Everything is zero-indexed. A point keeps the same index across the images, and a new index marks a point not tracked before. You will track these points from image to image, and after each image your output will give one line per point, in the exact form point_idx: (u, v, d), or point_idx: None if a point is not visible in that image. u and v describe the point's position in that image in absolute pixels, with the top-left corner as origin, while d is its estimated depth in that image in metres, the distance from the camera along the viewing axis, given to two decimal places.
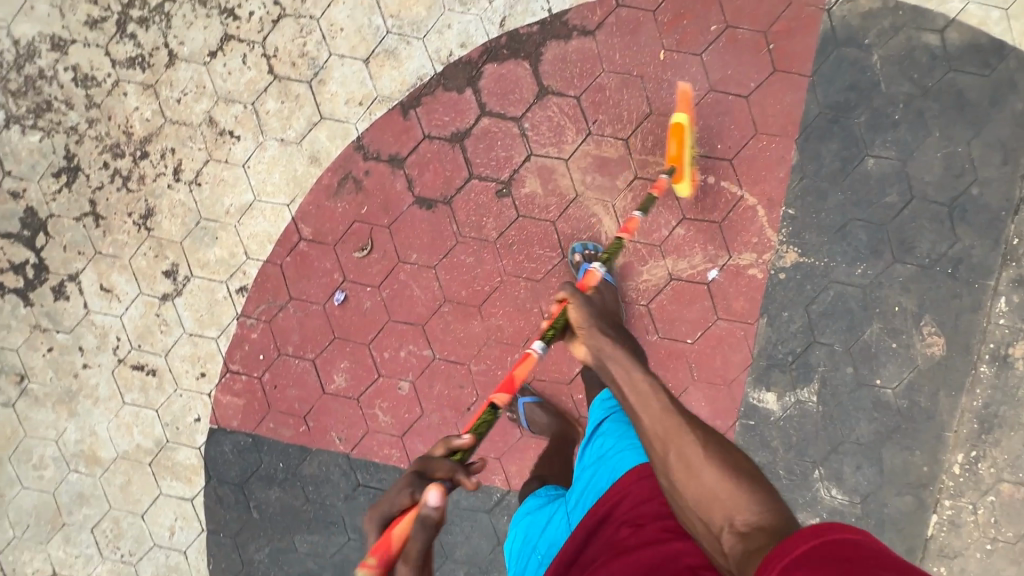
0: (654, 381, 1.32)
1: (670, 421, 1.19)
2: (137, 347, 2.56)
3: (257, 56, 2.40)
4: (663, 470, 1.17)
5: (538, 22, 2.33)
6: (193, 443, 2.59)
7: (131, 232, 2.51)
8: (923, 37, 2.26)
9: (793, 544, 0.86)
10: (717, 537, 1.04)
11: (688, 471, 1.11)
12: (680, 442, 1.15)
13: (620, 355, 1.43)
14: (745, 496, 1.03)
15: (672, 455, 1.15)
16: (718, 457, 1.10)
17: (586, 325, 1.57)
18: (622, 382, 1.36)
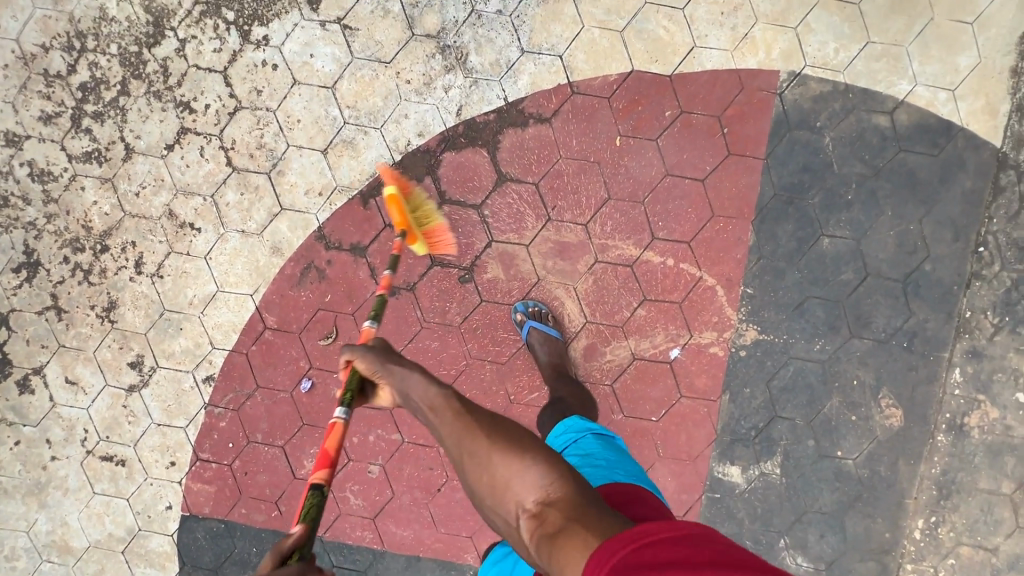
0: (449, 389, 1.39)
1: (462, 429, 1.31)
2: (105, 438, 2.56)
3: (216, 149, 2.40)
4: (463, 474, 1.31)
5: (495, 110, 2.35)
6: (165, 531, 2.60)
7: (95, 325, 2.51)
8: (873, 118, 2.30)
9: (609, 552, 1.02)
10: (518, 525, 1.21)
11: (483, 466, 1.26)
12: (473, 449, 1.28)
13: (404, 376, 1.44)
14: (532, 479, 1.20)
15: (469, 465, 1.28)
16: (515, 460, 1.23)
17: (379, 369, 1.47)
18: (420, 403, 1.39)
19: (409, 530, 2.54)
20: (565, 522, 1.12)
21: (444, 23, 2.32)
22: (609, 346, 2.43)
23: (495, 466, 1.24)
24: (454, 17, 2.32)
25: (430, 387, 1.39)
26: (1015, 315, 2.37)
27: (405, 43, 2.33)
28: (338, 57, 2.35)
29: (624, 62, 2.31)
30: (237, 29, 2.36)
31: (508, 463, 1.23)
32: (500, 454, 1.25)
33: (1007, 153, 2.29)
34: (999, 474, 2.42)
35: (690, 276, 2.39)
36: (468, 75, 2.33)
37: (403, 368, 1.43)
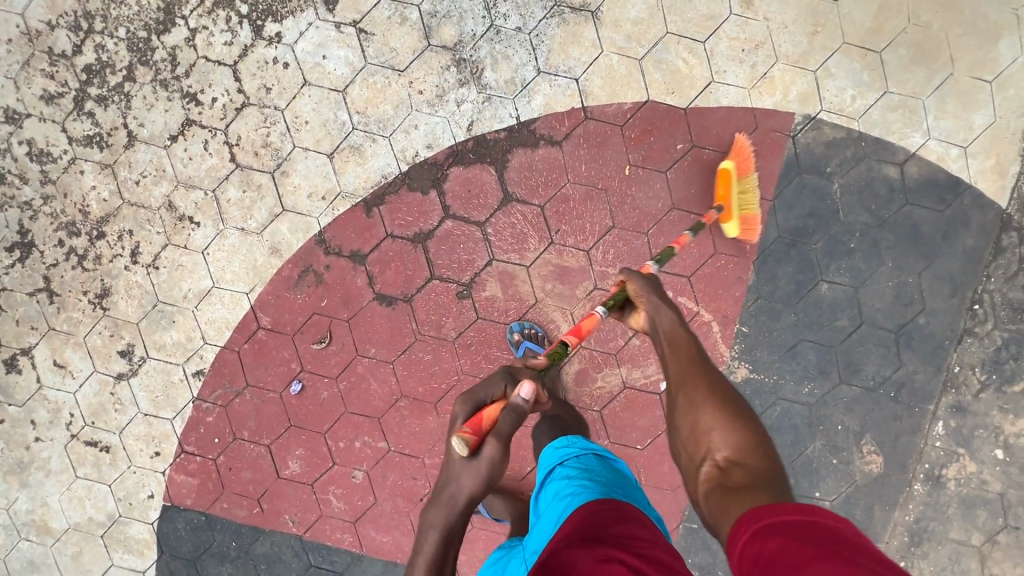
0: (691, 338, 1.49)
1: (691, 366, 1.41)
2: (90, 423, 2.56)
3: (220, 143, 2.38)
4: (672, 409, 1.40)
5: (506, 128, 2.32)
6: (145, 519, 2.61)
7: (86, 310, 2.50)
8: (884, 169, 2.30)
9: (771, 513, 0.97)
10: (698, 466, 1.25)
11: (692, 408, 1.33)
12: (694, 384, 1.36)
13: (667, 315, 1.57)
14: (731, 437, 1.22)
15: (679, 396, 1.38)
16: (722, 416, 1.26)
17: (647, 295, 1.62)
18: (664, 336, 1.54)
19: (388, 536, 2.56)
20: (752, 482, 1.11)
21: (461, 35, 2.29)
22: (600, 372, 2.44)
23: (699, 410, 1.30)
24: (472, 30, 2.28)
25: (679, 324, 1.54)
26: (1003, 373, 2.39)
27: (420, 53, 2.30)
28: (351, 60, 2.32)
29: (640, 91, 2.29)
30: (250, 24, 2.32)
31: (722, 415, 1.26)
32: (713, 404, 1.29)
33: (1012, 214, 2.30)
34: (972, 526, 2.44)
35: (687, 310, 2.40)
36: (481, 91, 2.30)
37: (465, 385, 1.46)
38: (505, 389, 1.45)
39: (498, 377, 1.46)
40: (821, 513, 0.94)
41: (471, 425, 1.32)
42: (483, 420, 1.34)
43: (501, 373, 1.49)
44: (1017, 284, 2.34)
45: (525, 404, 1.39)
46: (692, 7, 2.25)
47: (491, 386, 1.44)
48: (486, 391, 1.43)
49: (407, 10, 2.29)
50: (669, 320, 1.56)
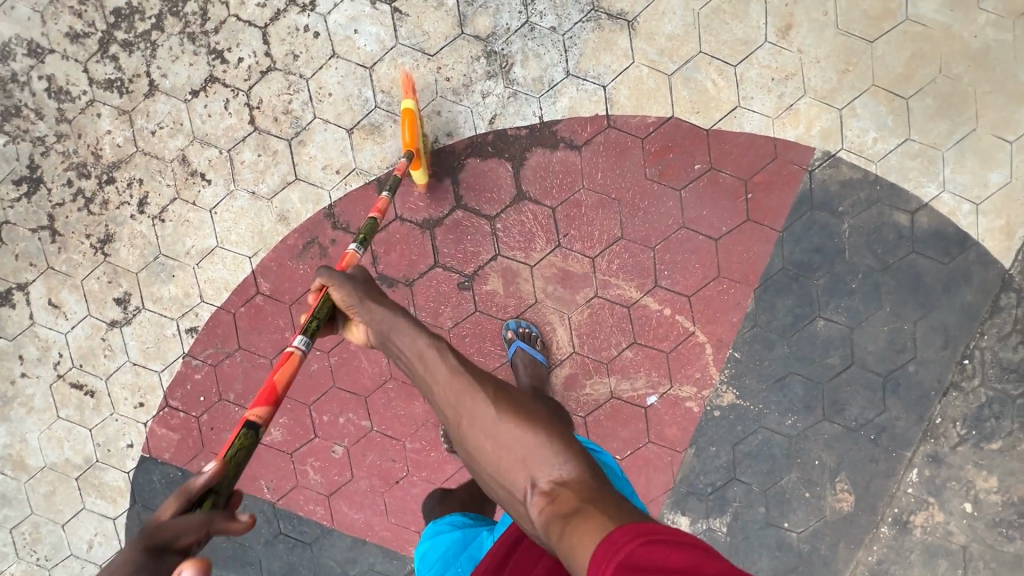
0: (442, 349, 1.48)
1: (467, 389, 1.40)
2: (78, 366, 2.56)
3: (241, 105, 2.37)
4: (463, 438, 1.39)
5: (528, 126, 2.32)
6: (122, 467, 2.63)
7: (87, 253, 2.49)
8: (895, 215, 2.32)
9: (619, 545, 1.01)
10: (524, 495, 1.27)
11: (487, 432, 1.34)
12: (473, 405, 1.37)
13: (399, 328, 1.51)
14: (538, 453, 1.27)
15: (466, 421, 1.37)
16: (511, 431, 1.31)
17: (375, 313, 1.54)
18: (412, 359, 1.48)
19: (360, 514, 2.59)
20: (578, 501, 1.17)
21: (495, 28, 2.27)
22: (590, 380, 2.46)
23: (501, 442, 1.32)
24: (507, 24, 2.27)
25: (422, 338, 1.50)
26: (982, 429, 2.43)
27: (452, 39, 2.29)
28: (381, 38, 2.30)
29: (665, 107, 2.29)
30: None
31: (519, 433, 1.30)
32: (514, 425, 1.32)
33: (1013, 276, 2.33)
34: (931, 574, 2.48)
35: (682, 329, 2.42)
36: (508, 86, 2.30)
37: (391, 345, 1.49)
38: (213, 526, 1.08)
39: (199, 518, 1.07)
40: (661, 531, 1.03)
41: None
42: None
43: (153, 524, 1.07)
44: (1008, 345, 2.37)
45: (243, 537, 1.12)
46: (728, 29, 2.24)
47: (191, 526, 1.05)
48: (186, 540, 1.04)
49: None
50: (427, 351, 1.47)
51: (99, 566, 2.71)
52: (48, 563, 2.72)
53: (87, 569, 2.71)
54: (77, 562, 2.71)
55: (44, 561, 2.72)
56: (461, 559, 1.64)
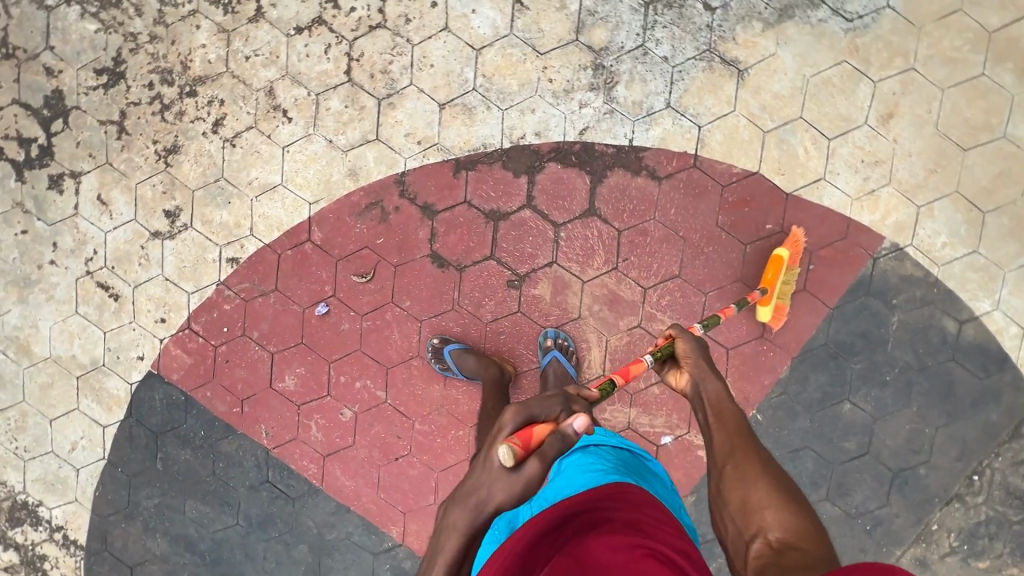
0: (737, 412, 1.52)
1: (739, 442, 1.46)
2: (110, 267, 2.53)
3: (341, 53, 2.35)
4: (716, 478, 1.43)
5: (616, 146, 2.33)
6: (126, 378, 2.60)
7: (149, 159, 2.46)
8: (944, 320, 2.35)
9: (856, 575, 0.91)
10: (747, 542, 1.27)
11: (740, 483, 1.37)
12: (745, 460, 1.41)
13: (711, 381, 1.59)
14: (785, 518, 1.26)
15: (728, 467, 1.41)
16: (766, 488, 1.33)
17: (694, 356, 1.63)
18: (707, 404, 1.56)
19: (351, 482, 2.57)
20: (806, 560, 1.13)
21: (610, 43, 2.28)
22: (611, 406, 2.46)
23: (752, 491, 1.34)
24: (622, 42, 2.28)
25: (725, 397, 1.56)
26: (974, 546, 2.45)
27: (565, 44, 2.29)
28: (496, 24, 2.30)
29: (753, 161, 2.31)
30: None
31: (773, 494, 1.32)
32: (766, 479, 1.35)
33: None
34: None
35: None
36: (607, 102, 2.31)
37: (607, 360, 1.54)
38: (560, 414, 1.28)
39: (557, 398, 1.31)
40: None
41: (515, 437, 1.17)
42: (534, 437, 1.19)
43: (559, 398, 1.32)
44: (1019, 471, 2.41)
45: (578, 434, 1.22)
46: (833, 102, 2.26)
47: (549, 404, 1.28)
48: (540, 409, 1.26)
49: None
50: (715, 391, 1.57)
51: (77, 469, 2.67)
52: (26, 454, 2.68)
53: (64, 469, 2.68)
54: (56, 459, 2.68)
55: (23, 451, 2.68)
56: (496, 522, 1.55)
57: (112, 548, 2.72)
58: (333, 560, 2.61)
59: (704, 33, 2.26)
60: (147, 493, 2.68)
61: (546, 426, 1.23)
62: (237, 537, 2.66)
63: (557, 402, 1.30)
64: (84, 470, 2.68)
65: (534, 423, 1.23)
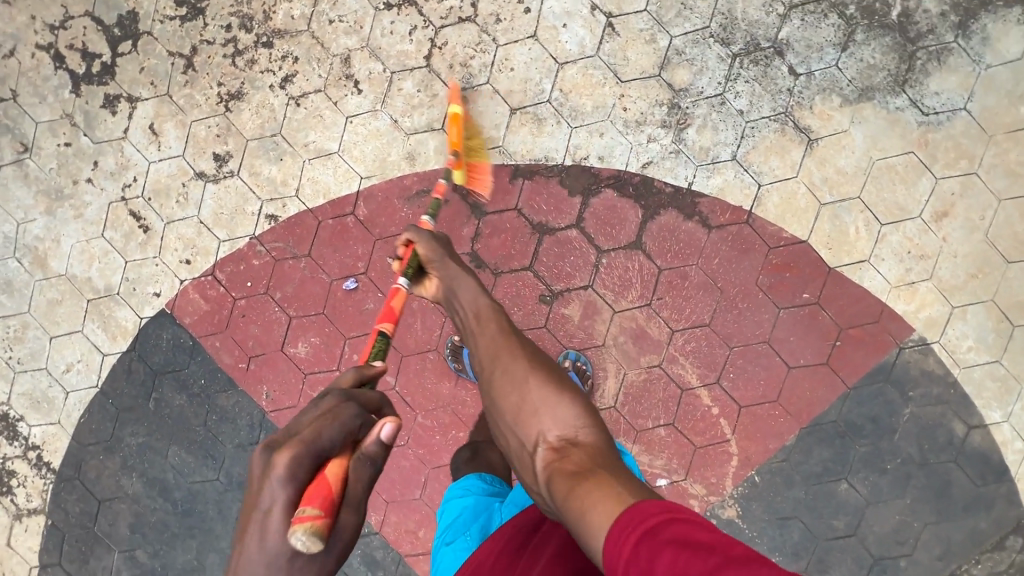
0: (494, 309, 1.65)
1: (502, 344, 1.56)
2: (146, 198, 2.49)
3: (424, 37, 2.35)
4: (495, 391, 1.50)
5: (675, 186, 2.34)
6: (137, 311, 2.55)
7: (210, 100, 2.43)
8: (954, 421, 2.38)
9: (645, 518, 1.00)
10: (532, 451, 1.37)
11: (517, 388, 1.46)
12: (508, 361, 1.51)
13: (467, 283, 1.67)
14: (558, 414, 1.38)
15: (497, 372, 1.51)
16: (546, 391, 1.42)
17: (439, 257, 1.68)
18: (467, 308, 1.66)
19: None
20: (585, 461, 1.27)
21: (690, 85, 2.30)
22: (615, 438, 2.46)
23: (524, 398, 1.43)
24: (702, 87, 2.29)
25: (480, 294, 1.67)
26: None
27: (647, 76, 2.30)
28: (583, 43, 2.31)
29: (804, 229, 2.33)
30: None
31: (548, 396, 1.41)
32: (541, 385, 1.44)
33: None
34: None
35: (719, 432, 2.44)
36: (675, 143, 2.32)
37: (457, 272, 1.68)
38: (356, 431, 1.06)
39: (347, 410, 1.06)
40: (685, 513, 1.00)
41: (311, 505, 0.92)
42: (332, 487, 0.97)
43: (343, 407, 1.07)
44: None
45: (383, 449, 1.07)
46: (893, 189, 2.29)
47: (334, 430, 1.02)
48: (332, 436, 1.01)
49: (660, 33, 2.28)
50: (469, 291, 1.67)
51: (67, 392, 2.62)
52: (19, 366, 2.63)
53: (54, 389, 2.63)
54: (48, 378, 2.62)
55: (16, 363, 2.63)
56: (474, 525, 1.63)
57: (85, 478, 2.67)
58: None
59: (783, 96, 2.28)
60: (133, 430, 2.63)
61: (339, 465, 1.01)
62: (214, 492, 2.62)
63: (360, 413, 1.08)
64: (74, 394, 2.63)
65: (328, 467, 1.00)
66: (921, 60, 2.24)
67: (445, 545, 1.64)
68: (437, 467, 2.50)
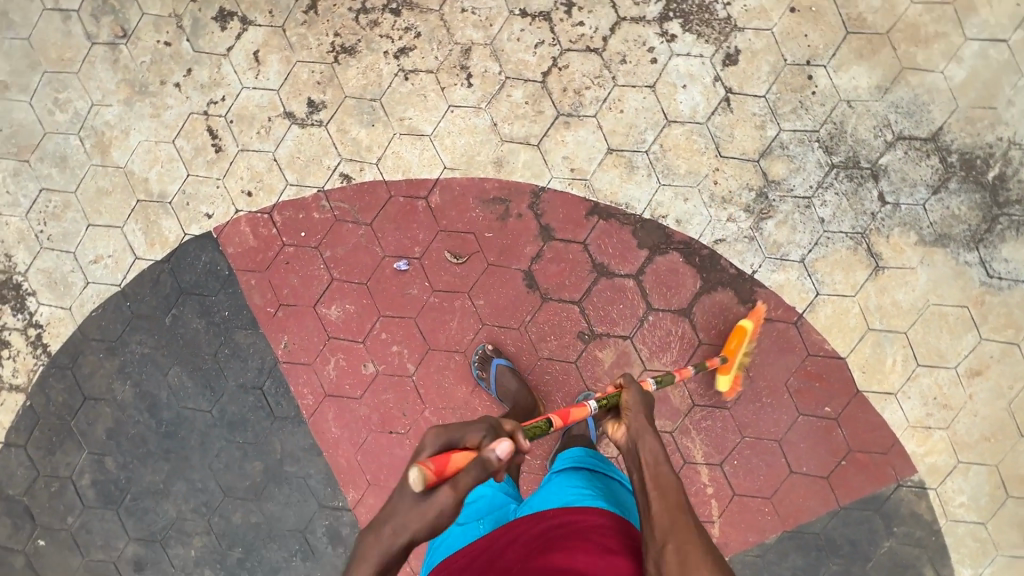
0: (676, 483, 1.42)
1: (682, 521, 1.31)
2: (228, 120, 2.47)
3: (548, 54, 2.36)
4: (653, 559, 1.25)
5: (738, 269, 2.39)
6: (183, 225, 2.52)
7: (321, 47, 2.42)
8: (927, 567, 2.44)
9: None
10: None
11: (681, 564, 1.19)
12: (686, 539, 1.25)
13: (654, 441, 1.52)
14: None
15: (669, 545, 1.24)
16: (712, 572, 1.18)
17: (636, 408, 1.64)
18: (645, 463, 1.48)
19: (336, 430, 2.52)
20: None
21: (783, 180, 2.35)
22: None
23: None
24: (793, 186, 2.34)
25: (664, 459, 1.48)
26: None
27: (745, 159, 2.35)
28: (695, 108, 2.34)
29: (845, 347, 2.39)
30: (664, 7, 2.33)
31: None
32: (711, 570, 1.18)
33: None
34: None
35: (706, 512, 2.48)
36: (751, 229, 2.37)
37: (644, 424, 1.58)
38: (482, 440, 1.22)
39: (484, 420, 1.25)
40: None
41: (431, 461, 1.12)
42: (450, 466, 1.15)
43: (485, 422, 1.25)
44: None
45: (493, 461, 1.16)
46: (939, 336, 2.36)
47: (473, 429, 1.22)
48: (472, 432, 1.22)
49: (771, 123, 2.33)
50: (651, 447, 1.51)
51: (88, 282, 2.58)
52: (47, 242, 2.58)
53: (75, 275, 2.58)
54: (72, 262, 2.58)
55: (45, 238, 2.58)
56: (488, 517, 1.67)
57: (77, 371, 2.62)
58: (279, 490, 2.57)
59: (865, 217, 2.34)
60: (140, 338, 2.59)
61: (467, 454, 1.18)
62: (201, 423, 2.60)
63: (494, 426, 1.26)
64: (94, 286, 2.58)
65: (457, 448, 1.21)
66: (1002, 225, 2.31)
67: (456, 525, 1.68)
68: None
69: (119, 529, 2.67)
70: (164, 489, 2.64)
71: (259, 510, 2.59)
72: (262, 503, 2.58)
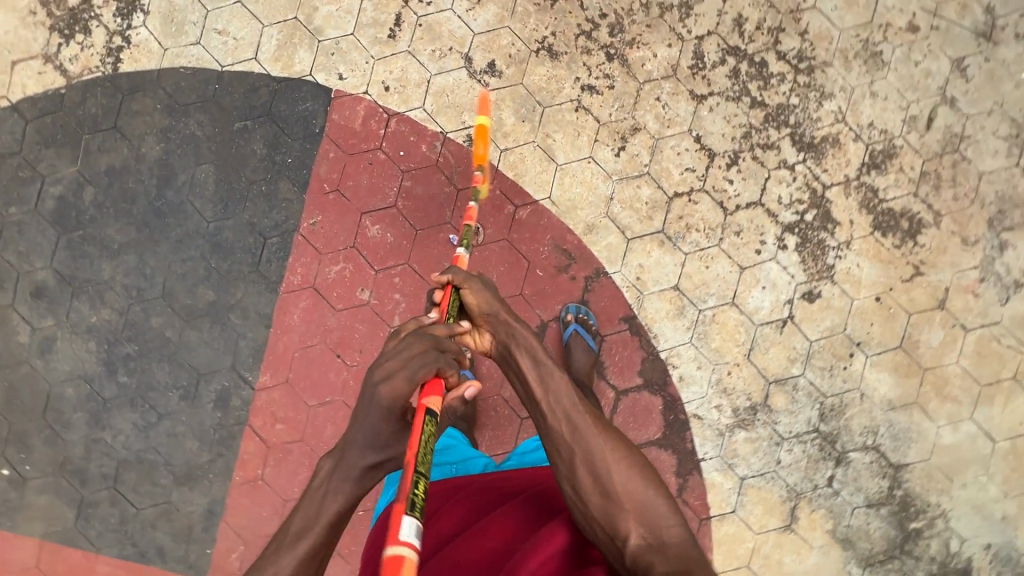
0: (566, 379, 1.41)
1: (585, 426, 1.34)
2: (419, 23, 2.54)
3: (689, 182, 2.55)
4: (568, 475, 1.32)
5: (693, 448, 2.57)
6: (315, 67, 2.54)
7: (533, 32, 2.54)
8: None
9: None
10: (619, 545, 1.24)
11: (595, 472, 1.29)
12: (591, 445, 1.32)
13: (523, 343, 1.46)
14: (644, 502, 1.27)
15: (580, 467, 1.31)
16: (621, 461, 1.31)
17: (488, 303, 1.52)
18: (533, 380, 1.41)
19: (297, 321, 2.56)
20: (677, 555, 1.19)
21: (775, 410, 2.56)
22: None
23: (614, 484, 1.28)
24: (779, 420, 2.57)
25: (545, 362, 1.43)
26: None
27: (762, 374, 2.56)
28: (759, 309, 2.55)
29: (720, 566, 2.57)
30: (795, 221, 2.55)
31: (631, 480, 1.29)
32: (621, 464, 1.30)
33: None
34: None
35: None
36: (726, 427, 2.57)
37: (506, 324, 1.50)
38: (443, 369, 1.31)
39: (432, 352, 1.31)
40: None
41: None
42: None
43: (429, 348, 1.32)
44: None
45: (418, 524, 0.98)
46: None
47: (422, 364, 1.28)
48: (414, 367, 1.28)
49: (800, 364, 2.56)
50: (533, 363, 1.43)
51: (199, 42, 2.55)
52: None
53: (193, 28, 2.55)
54: (200, 17, 2.55)
55: None
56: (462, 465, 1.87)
57: (127, 100, 2.56)
58: (212, 328, 2.56)
59: (809, 484, 2.57)
60: (202, 120, 2.56)
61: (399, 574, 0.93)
62: (192, 224, 2.57)
63: (444, 356, 1.33)
64: (201, 49, 2.55)
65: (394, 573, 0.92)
66: (893, 566, 2.56)
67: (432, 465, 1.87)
68: (346, 404, 2.56)
69: (48, 249, 2.57)
70: (114, 249, 2.58)
71: (181, 330, 2.57)
72: (189, 327, 2.57)
